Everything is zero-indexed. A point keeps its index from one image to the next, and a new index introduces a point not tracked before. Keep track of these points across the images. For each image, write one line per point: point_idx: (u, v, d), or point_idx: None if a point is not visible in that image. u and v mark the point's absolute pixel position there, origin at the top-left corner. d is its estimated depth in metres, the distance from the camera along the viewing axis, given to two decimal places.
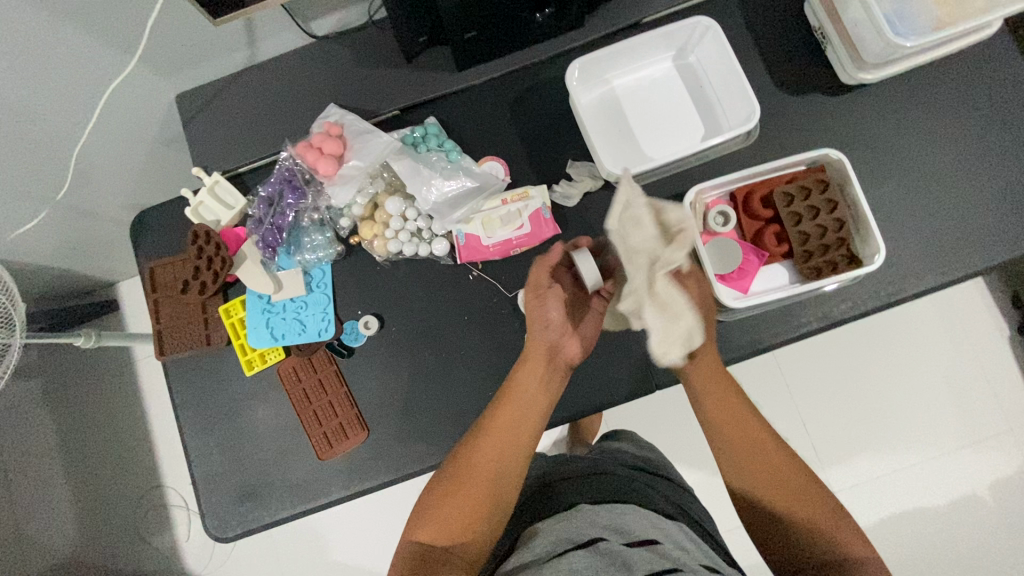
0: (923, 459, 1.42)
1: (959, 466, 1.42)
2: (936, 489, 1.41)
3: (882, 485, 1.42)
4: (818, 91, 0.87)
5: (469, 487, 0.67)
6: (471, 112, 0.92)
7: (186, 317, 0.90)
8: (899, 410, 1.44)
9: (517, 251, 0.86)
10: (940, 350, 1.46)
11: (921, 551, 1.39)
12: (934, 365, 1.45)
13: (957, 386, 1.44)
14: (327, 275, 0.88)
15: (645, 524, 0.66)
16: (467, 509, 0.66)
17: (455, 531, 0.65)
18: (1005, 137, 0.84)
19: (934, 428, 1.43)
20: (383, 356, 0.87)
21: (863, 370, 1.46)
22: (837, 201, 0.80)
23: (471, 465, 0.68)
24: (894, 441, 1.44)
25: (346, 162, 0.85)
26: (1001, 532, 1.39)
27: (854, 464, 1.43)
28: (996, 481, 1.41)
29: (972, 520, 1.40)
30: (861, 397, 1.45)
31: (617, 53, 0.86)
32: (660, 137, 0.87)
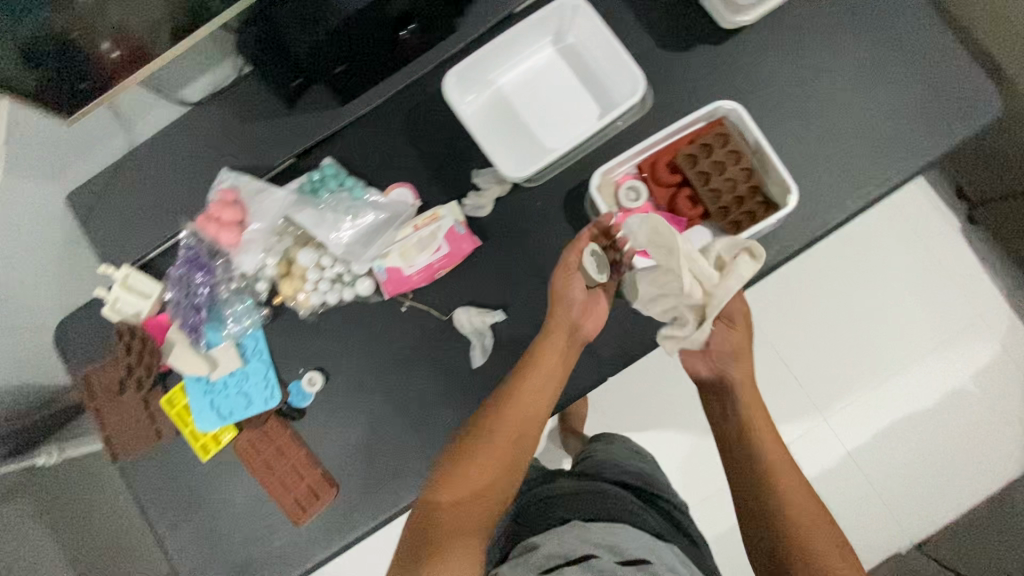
0: (905, 367, 1.44)
1: (942, 365, 1.43)
2: (922, 393, 1.43)
3: (870, 401, 1.44)
4: (701, 42, 0.85)
5: (494, 462, 0.68)
6: (367, 142, 0.89)
7: (130, 417, 0.88)
8: (872, 324, 1.46)
9: (442, 273, 0.85)
10: (899, 256, 1.47)
11: (920, 455, 1.41)
12: (898, 272, 1.46)
13: (923, 288, 1.45)
14: (260, 342, 0.86)
15: (640, 543, 0.65)
16: (488, 484, 0.67)
17: (471, 505, 0.66)
18: (893, 45, 0.84)
19: (911, 334, 1.44)
20: (335, 408, 0.86)
21: (830, 294, 1.47)
22: (740, 151, 0.80)
23: (496, 442, 0.69)
24: (874, 357, 1.45)
25: (248, 225, 0.83)
26: (992, 418, 1.41)
27: (840, 387, 1.45)
28: (978, 371, 1.42)
29: (964, 413, 1.42)
30: (834, 320, 1.46)
31: (493, 52, 0.84)
32: (557, 125, 0.86)
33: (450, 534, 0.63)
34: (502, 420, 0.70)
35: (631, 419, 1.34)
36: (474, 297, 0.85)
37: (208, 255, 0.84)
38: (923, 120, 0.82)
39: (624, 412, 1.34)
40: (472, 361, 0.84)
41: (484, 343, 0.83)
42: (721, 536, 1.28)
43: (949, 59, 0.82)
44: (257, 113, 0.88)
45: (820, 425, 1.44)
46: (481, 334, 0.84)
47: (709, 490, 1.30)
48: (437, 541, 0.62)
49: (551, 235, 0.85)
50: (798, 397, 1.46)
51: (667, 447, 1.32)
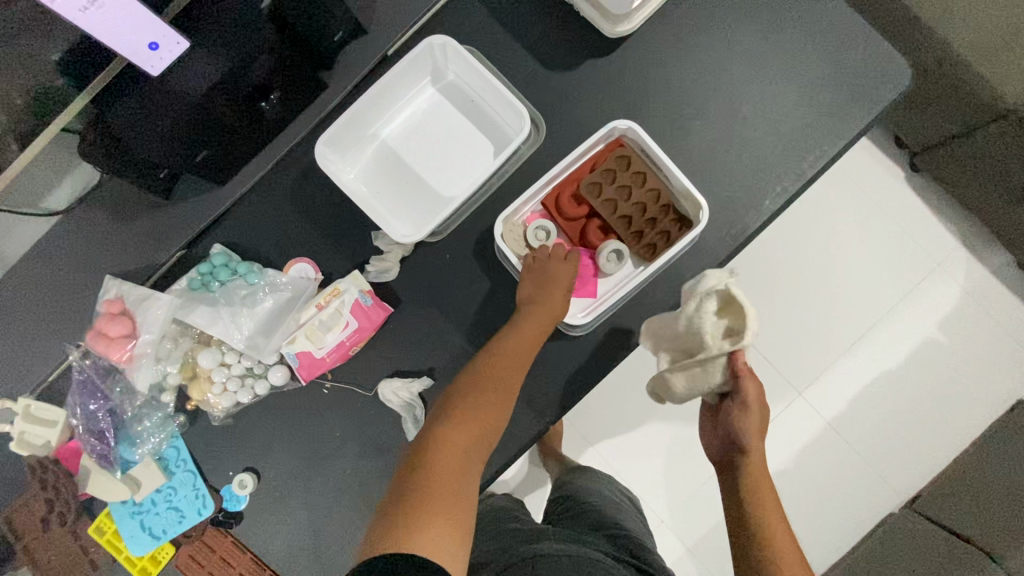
0: (872, 327, 1.42)
1: (908, 319, 1.41)
2: (892, 350, 1.41)
3: (842, 367, 1.42)
4: (589, 56, 0.80)
5: (481, 417, 0.66)
6: (257, 220, 0.83)
7: (61, 552, 0.83)
8: (832, 290, 1.43)
9: (356, 349, 0.79)
10: (850, 216, 1.43)
11: (899, 412, 1.40)
12: (852, 233, 1.43)
13: (878, 245, 1.42)
14: (182, 451, 0.81)
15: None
16: (475, 441, 0.65)
17: (462, 464, 0.62)
18: (791, 27, 0.78)
19: (873, 293, 1.42)
20: (273, 506, 0.81)
21: (787, 267, 1.44)
22: (643, 171, 0.76)
23: (483, 398, 0.67)
24: (839, 323, 1.42)
25: (139, 336, 0.76)
26: (964, 364, 1.40)
27: (810, 358, 1.43)
28: (944, 319, 1.40)
29: (936, 364, 1.40)
30: (795, 291, 1.44)
31: (369, 106, 0.78)
32: (452, 171, 0.81)
33: (439, 493, 0.59)
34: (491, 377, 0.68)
35: (604, 432, 1.31)
36: (397, 365, 0.81)
37: (103, 375, 0.79)
38: (833, 103, 0.78)
39: (597, 425, 1.31)
40: (405, 433, 0.80)
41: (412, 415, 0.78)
42: (711, 533, 1.26)
43: (850, 34, 0.77)
44: (136, 210, 0.82)
45: (796, 400, 1.42)
46: (408, 406, 0.79)
47: (692, 490, 1.27)
48: (420, 494, 0.58)
49: (466, 287, 0.81)
50: (770, 376, 1.43)
51: (644, 454, 1.29)
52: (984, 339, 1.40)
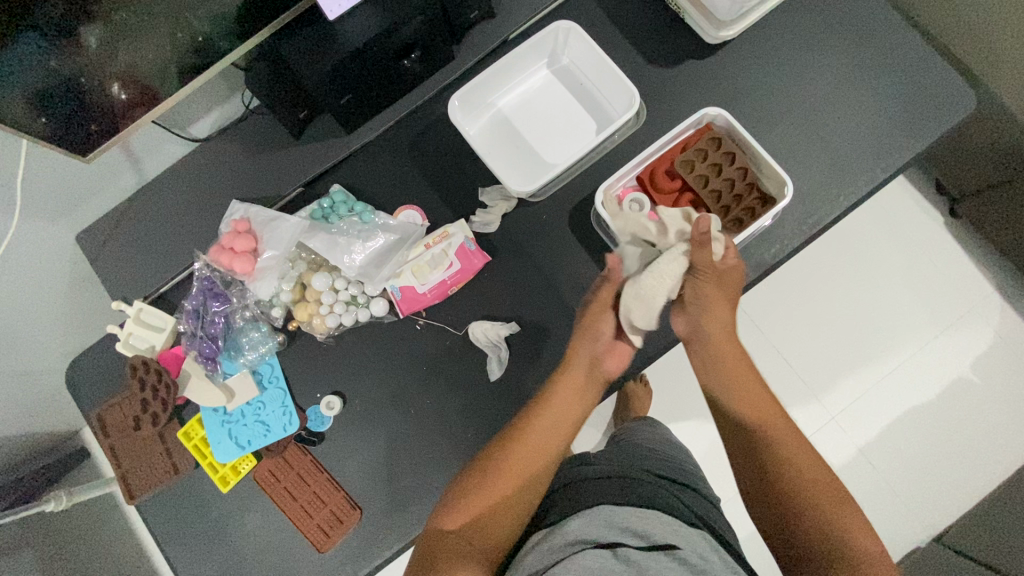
0: (905, 359, 1.46)
1: (942, 355, 1.46)
2: (925, 383, 1.45)
3: (874, 396, 1.46)
4: (688, 57, 0.90)
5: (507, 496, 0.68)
6: (373, 167, 0.91)
7: (147, 454, 0.86)
8: (867, 320, 1.49)
9: (455, 289, 0.86)
10: (889, 251, 1.51)
11: (929, 445, 1.43)
12: (892, 268, 1.50)
13: (915, 281, 1.49)
14: (276, 368, 0.86)
15: (671, 530, 0.62)
16: (490, 522, 0.66)
17: (478, 539, 0.65)
18: (870, 50, 0.88)
19: (908, 327, 1.48)
20: (354, 430, 0.86)
21: (824, 294, 1.50)
22: (733, 151, 0.83)
23: (505, 480, 0.69)
24: (874, 352, 1.47)
25: (263, 253, 0.84)
26: (994, 405, 1.43)
27: (844, 384, 1.47)
28: (976, 359, 1.45)
29: (968, 403, 1.44)
30: (834, 317, 1.49)
31: (492, 76, 0.88)
32: (557, 141, 0.90)
33: (452, 561, 0.62)
34: (515, 459, 0.71)
35: None
36: (486, 312, 0.87)
37: (223, 285, 0.86)
38: (907, 117, 0.87)
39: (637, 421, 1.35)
40: (489, 373, 0.85)
41: (499, 355, 0.84)
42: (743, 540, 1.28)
43: (921, 60, 0.88)
44: (266, 146, 0.91)
45: (828, 423, 1.45)
46: (496, 347, 0.84)
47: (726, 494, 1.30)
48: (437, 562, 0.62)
49: (558, 247, 0.88)
50: (803, 396, 1.47)
51: None
52: (1015, 382, 1.44)
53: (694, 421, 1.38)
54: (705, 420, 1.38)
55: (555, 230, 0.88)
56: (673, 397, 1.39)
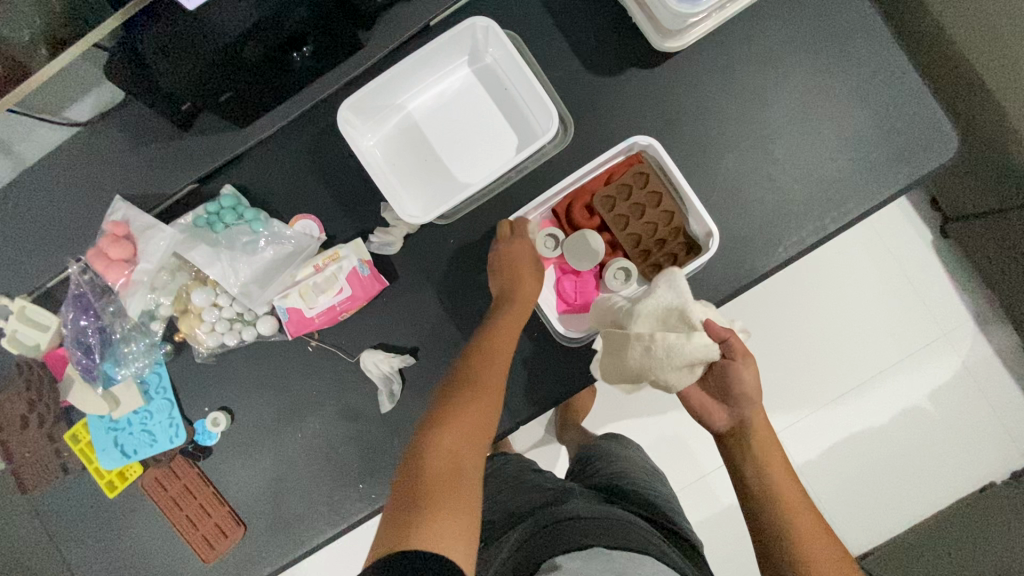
0: (892, 383, 1.24)
1: (937, 381, 1.23)
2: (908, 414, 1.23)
3: (849, 420, 1.24)
4: (631, 65, 0.77)
5: (473, 422, 0.61)
6: (270, 169, 0.83)
7: (36, 452, 0.86)
8: (854, 336, 1.25)
9: (346, 315, 0.80)
10: (901, 255, 1.24)
11: (907, 483, 1.22)
12: (898, 268, 1.24)
13: (923, 294, 1.24)
14: (164, 378, 0.83)
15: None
16: (463, 458, 0.58)
17: (466, 467, 0.58)
18: (843, 76, 0.75)
19: (902, 346, 1.24)
20: (241, 447, 0.84)
21: (815, 303, 1.26)
22: (660, 192, 0.74)
23: (469, 418, 0.61)
24: (856, 374, 1.25)
25: (138, 263, 0.78)
26: (992, 447, 1.21)
27: (811, 406, 1.25)
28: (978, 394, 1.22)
29: (956, 440, 1.22)
30: (817, 332, 1.26)
31: (400, 75, 0.77)
32: (471, 155, 0.79)
33: (444, 494, 0.55)
34: (488, 363, 0.67)
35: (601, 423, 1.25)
36: (382, 340, 0.82)
37: (101, 293, 0.82)
38: (873, 161, 0.75)
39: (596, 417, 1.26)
40: (379, 405, 0.81)
41: (387, 389, 0.79)
42: None
43: (901, 92, 0.75)
44: (151, 135, 0.81)
45: None
46: (385, 380, 0.79)
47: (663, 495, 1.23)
48: (426, 495, 0.54)
49: (464, 276, 0.80)
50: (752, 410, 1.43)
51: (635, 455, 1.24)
52: None
53: (634, 422, 1.25)
54: (643, 424, 1.24)
55: (460, 258, 0.80)
56: (616, 401, 1.26)
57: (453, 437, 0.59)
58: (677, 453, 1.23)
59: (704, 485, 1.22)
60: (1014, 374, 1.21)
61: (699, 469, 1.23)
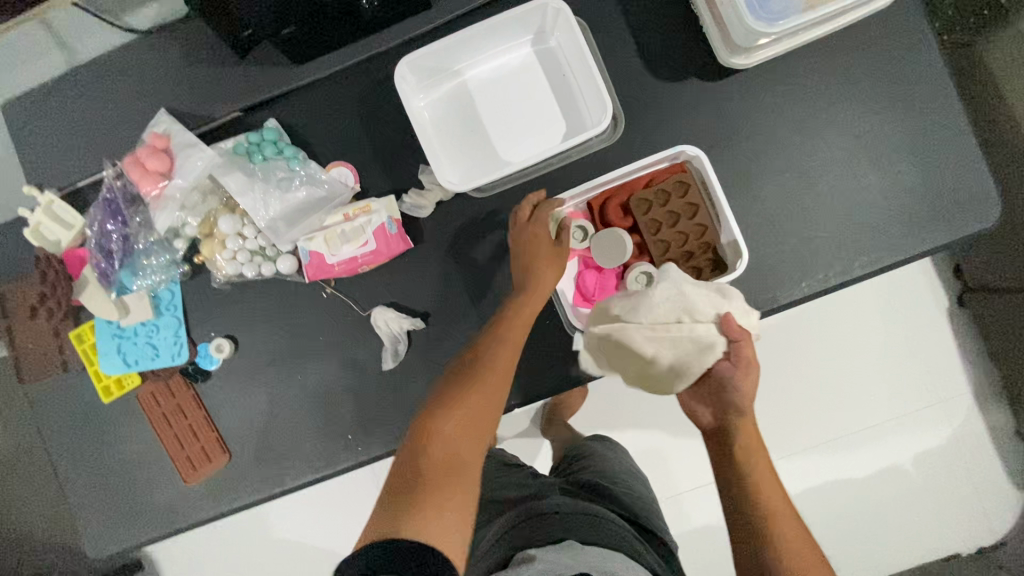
0: (881, 438, 1.24)
1: (925, 446, 1.23)
2: (890, 470, 1.23)
3: (831, 466, 1.25)
4: (692, 74, 0.77)
5: (474, 417, 0.61)
6: (316, 112, 0.83)
7: (38, 344, 0.87)
8: (851, 386, 1.26)
9: (366, 268, 0.81)
10: (914, 316, 1.24)
11: (877, 538, 1.23)
12: (909, 328, 1.24)
13: (928, 357, 1.24)
14: (176, 297, 0.84)
15: (634, 572, 0.64)
16: (463, 453, 0.59)
17: (462, 464, 0.58)
18: (899, 126, 0.75)
19: (897, 404, 1.24)
20: (239, 377, 0.85)
21: (819, 346, 1.27)
22: (698, 204, 0.73)
23: (476, 410, 0.61)
24: (846, 423, 1.26)
25: (173, 178, 0.78)
26: (968, 520, 1.21)
27: (797, 445, 1.26)
28: (962, 464, 1.22)
29: (934, 506, 1.22)
30: (815, 374, 1.27)
31: (463, 42, 0.76)
32: (517, 134, 0.79)
33: (437, 492, 0.55)
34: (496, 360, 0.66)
35: (588, 424, 1.26)
36: (395, 299, 0.82)
37: (129, 202, 0.82)
38: (913, 216, 0.75)
39: (584, 418, 1.27)
40: (382, 363, 0.82)
41: (393, 348, 0.80)
42: None
43: (954, 150, 0.74)
44: (207, 56, 0.81)
45: None
46: (392, 339, 0.80)
47: None
48: (420, 492, 0.55)
49: (489, 252, 0.80)
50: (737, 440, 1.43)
51: None
52: None
53: (621, 428, 1.26)
54: (630, 432, 1.25)
55: (488, 233, 0.80)
56: (607, 405, 1.26)
57: (454, 431, 0.59)
58: (658, 466, 1.23)
59: (676, 503, 1.23)
60: (1003, 453, 1.21)
61: (676, 485, 1.24)
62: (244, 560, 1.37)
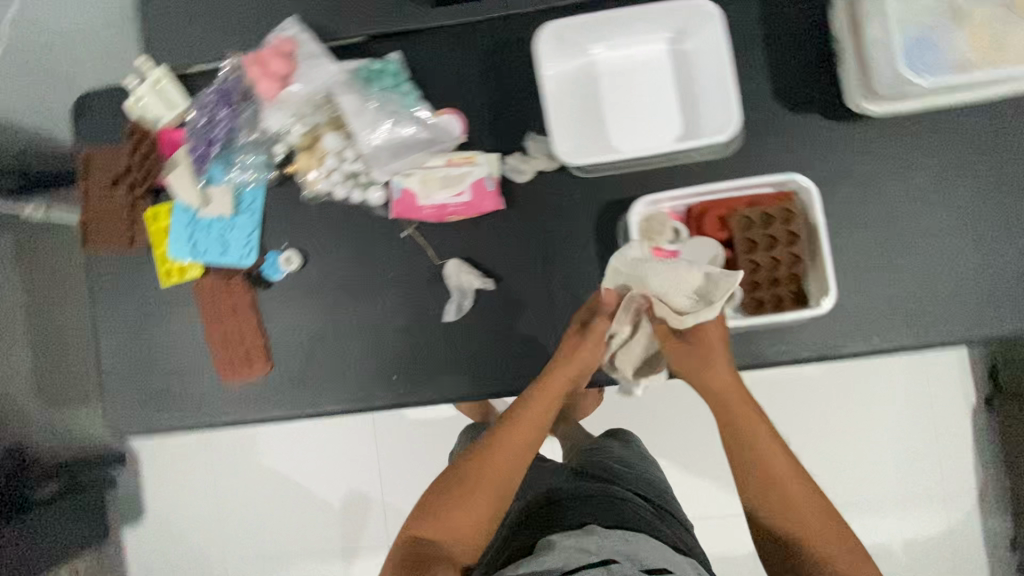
0: (883, 515, 1.24)
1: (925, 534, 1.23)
2: (882, 548, 1.24)
3: None
4: (816, 109, 0.78)
5: (482, 499, 0.67)
6: (439, 56, 0.83)
7: (112, 214, 0.87)
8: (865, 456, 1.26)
9: (453, 218, 0.82)
10: (943, 405, 1.24)
11: None
12: (935, 415, 1.24)
13: (946, 447, 1.24)
14: (258, 201, 0.84)
15: (660, 554, 0.65)
16: (465, 533, 0.67)
17: (461, 538, 0.66)
18: (1006, 209, 0.75)
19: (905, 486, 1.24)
20: (299, 293, 0.85)
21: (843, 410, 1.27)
22: (797, 235, 0.73)
23: (481, 491, 0.68)
24: (851, 492, 1.25)
25: (290, 84, 0.79)
26: None
27: None
28: (955, 560, 1.22)
29: None
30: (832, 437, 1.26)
31: (606, 22, 0.76)
32: (634, 125, 0.79)
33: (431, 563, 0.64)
34: (512, 440, 0.70)
35: None
36: (471, 255, 0.83)
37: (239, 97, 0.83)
38: (998, 299, 0.75)
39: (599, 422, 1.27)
40: (443, 313, 0.82)
41: (460, 301, 0.80)
42: None
43: None
44: None
45: None
46: (460, 292, 0.81)
47: None
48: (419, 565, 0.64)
49: (575, 232, 0.81)
50: None
51: None
52: None
53: None
54: None
55: (579, 213, 0.81)
56: None
57: (461, 512, 0.67)
58: None
59: None
60: (997, 559, 1.21)
61: None
62: (235, 475, 1.40)
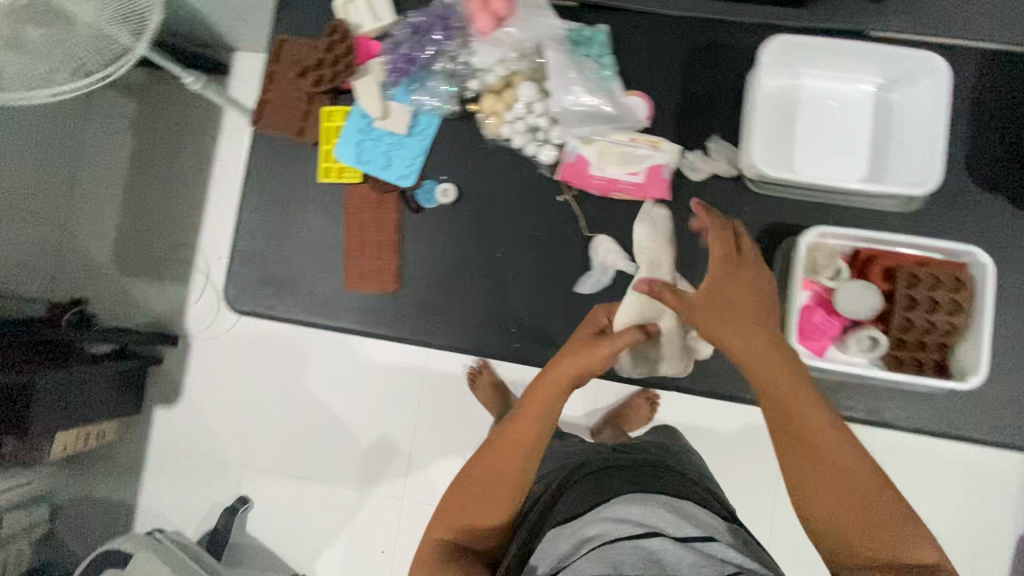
0: None
1: None
2: None
3: None
4: (1001, 192, 0.78)
5: (489, 497, 0.59)
6: (646, 40, 0.84)
7: (290, 101, 0.88)
8: None
9: (618, 195, 0.83)
10: None
11: None
12: None
13: None
14: (432, 127, 0.86)
15: (706, 519, 0.57)
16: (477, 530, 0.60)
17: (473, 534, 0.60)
18: None
19: None
20: (444, 226, 0.86)
21: None
22: (961, 307, 0.73)
23: (491, 491, 0.59)
24: None
25: (506, 25, 0.83)
26: None
27: None
28: None
29: None
30: None
31: (829, 51, 0.77)
32: (820, 157, 0.80)
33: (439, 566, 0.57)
34: (519, 437, 0.61)
35: None
36: (622, 237, 0.83)
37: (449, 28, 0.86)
38: None
39: None
40: (579, 284, 0.83)
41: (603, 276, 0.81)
42: None
43: None
44: None
45: None
46: (604, 269, 0.82)
47: None
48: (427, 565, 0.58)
49: None
50: None
51: None
52: None
53: None
54: None
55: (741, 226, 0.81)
56: None
57: (472, 512, 0.59)
58: None
59: None
60: None
61: None
62: None
